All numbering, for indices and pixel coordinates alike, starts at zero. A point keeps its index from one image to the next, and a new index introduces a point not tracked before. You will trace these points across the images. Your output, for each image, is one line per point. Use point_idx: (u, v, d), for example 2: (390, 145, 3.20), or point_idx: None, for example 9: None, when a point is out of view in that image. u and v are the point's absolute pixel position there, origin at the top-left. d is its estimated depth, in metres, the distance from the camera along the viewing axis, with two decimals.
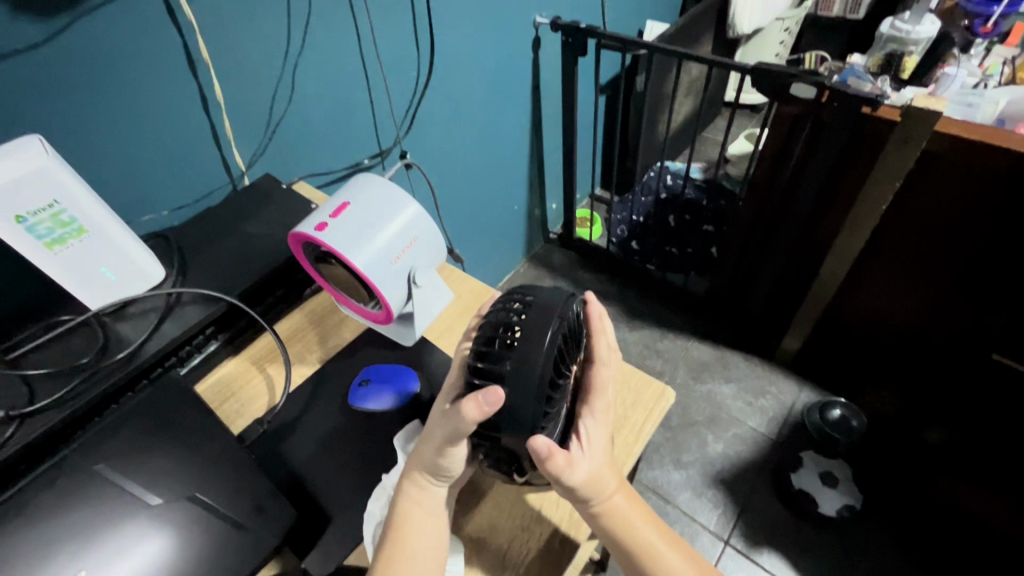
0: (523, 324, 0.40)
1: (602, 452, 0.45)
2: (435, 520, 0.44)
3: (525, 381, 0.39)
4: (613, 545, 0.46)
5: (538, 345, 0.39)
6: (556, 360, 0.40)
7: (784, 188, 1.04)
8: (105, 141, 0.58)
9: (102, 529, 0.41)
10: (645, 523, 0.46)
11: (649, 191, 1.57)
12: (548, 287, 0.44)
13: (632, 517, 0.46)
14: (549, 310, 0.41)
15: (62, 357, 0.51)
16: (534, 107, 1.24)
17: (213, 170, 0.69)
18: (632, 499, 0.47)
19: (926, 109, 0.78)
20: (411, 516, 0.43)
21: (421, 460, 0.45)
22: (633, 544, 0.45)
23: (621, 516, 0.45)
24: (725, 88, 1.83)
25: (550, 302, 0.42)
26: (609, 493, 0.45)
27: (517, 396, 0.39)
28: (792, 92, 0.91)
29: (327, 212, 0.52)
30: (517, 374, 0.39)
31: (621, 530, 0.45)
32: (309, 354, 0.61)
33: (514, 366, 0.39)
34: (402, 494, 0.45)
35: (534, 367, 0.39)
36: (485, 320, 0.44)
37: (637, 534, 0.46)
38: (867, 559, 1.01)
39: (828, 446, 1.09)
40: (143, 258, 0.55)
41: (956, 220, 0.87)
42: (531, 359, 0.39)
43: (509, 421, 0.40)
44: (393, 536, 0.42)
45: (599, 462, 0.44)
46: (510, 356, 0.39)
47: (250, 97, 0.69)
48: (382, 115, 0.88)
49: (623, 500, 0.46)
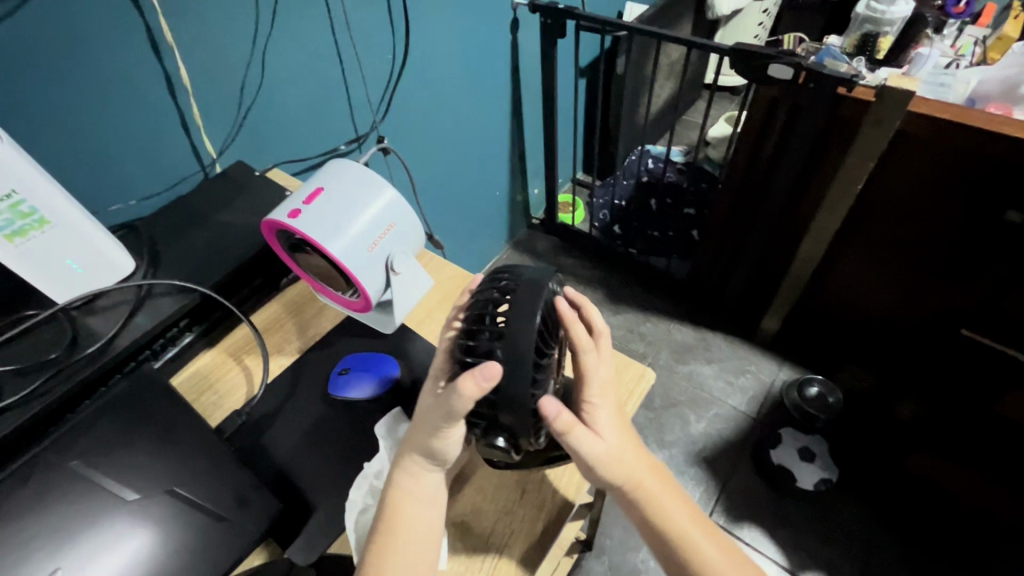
0: (512, 302, 0.40)
1: (622, 435, 0.45)
2: (424, 508, 0.43)
3: (519, 359, 0.38)
4: (648, 531, 0.46)
5: (529, 323, 0.39)
6: (542, 337, 0.40)
7: (764, 170, 1.04)
8: (65, 129, 0.56)
9: (75, 528, 0.40)
10: (680, 511, 0.46)
11: (631, 175, 1.57)
12: (531, 268, 0.44)
13: (666, 504, 0.46)
14: (536, 287, 0.41)
15: (29, 354, 0.49)
16: (514, 91, 1.23)
17: (182, 158, 0.67)
18: (668, 483, 0.47)
19: (900, 89, 0.79)
20: (408, 502, 0.43)
21: (413, 448, 0.44)
22: (670, 532, 0.45)
23: (654, 501, 0.45)
24: (704, 71, 1.84)
25: (536, 281, 0.41)
26: (639, 480, 0.45)
27: (511, 373, 0.38)
28: (769, 73, 0.90)
29: (300, 199, 0.50)
30: (510, 351, 0.38)
31: (656, 515, 0.45)
32: (288, 344, 0.60)
33: (507, 345, 0.38)
34: (397, 480, 0.44)
35: (527, 345, 0.38)
36: (473, 301, 0.43)
37: (674, 524, 0.45)
38: (844, 531, 1.04)
39: (807, 423, 1.12)
40: (112, 249, 0.54)
41: (930, 199, 0.89)
42: (523, 338, 0.38)
43: (507, 400, 0.39)
44: (384, 529, 0.42)
45: (620, 448, 0.45)
46: (502, 334, 0.39)
47: (219, 82, 0.67)
48: (358, 99, 0.87)
49: (658, 486, 0.46)
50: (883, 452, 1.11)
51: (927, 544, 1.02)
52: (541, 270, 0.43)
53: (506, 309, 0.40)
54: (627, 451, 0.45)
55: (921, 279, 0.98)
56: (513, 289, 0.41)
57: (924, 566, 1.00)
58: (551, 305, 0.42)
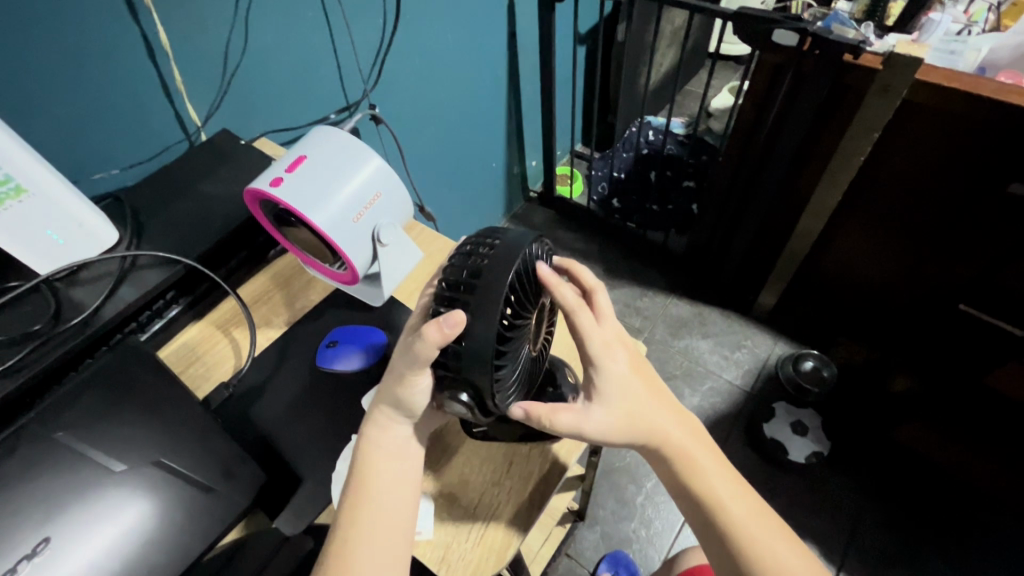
0: (490, 256, 0.40)
1: (644, 386, 0.45)
2: (396, 461, 0.43)
3: (488, 311, 0.37)
4: (676, 484, 0.46)
5: (501, 277, 0.38)
6: (517, 294, 0.40)
7: (766, 141, 1.02)
8: (40, 94, 0.54)
9: (61, 500, 0.40)
10: (710, 465, 0.46)
11: (630, 146, 1.54)
12: (517, 231, 0.43)
13: (696, 456, 0.46)
14: (516, 245, 0.40)
15: (12, 325, 0.48)
16: (511, 58, 1.18)
17: (165, 125, 0.65)
18: (690, 431, 0.47)
19: (909, 55, 0.76)
20: (379, 454, 0.43)
21: (384, 398, 0.43)
22: (698, 488, 0.45)
23: (684, 454, 0.46)
24: (708, 38, 1.78)
25: (517, 241, 0.41)
26: (667, 434, 0.45)
27: (478, 324, 0.38)
28: (772, 39, 0.87)
29: (283, 167, 0.49)
30: (480, 303, 0.38)
31: (685, 467, 0.46)
32: (276, 317, 0.59)
33: (478, 297, 0.38)
34: (367, 431, 0.44)
35: (496, 297, 0.38)
36: (454, 258, 0.42)
37: (703, 478, 0.46)
38: (834, 502, 1.05)
39: (799, 396, 1.12)
40: (93, 219, 0.52)
41: (932, 171, 0.87)
42: (494, 290, 0.38)
43: (470, 349, 0.38)
44: (357, 483, 0.42)
45: (641, 402, 0.45)
46: (475, 285, 0.39)
47: (201, 46, 0.65)
48: (347, 66, 0.84)
49: (681, 436, 0.46)
50: (875, 425, 1.12)
51: (916, 515, 1.04)
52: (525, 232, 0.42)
53: (482, 261, 0.40)
54: (651, 404, 0.45)
55: (921, 253, 0.97)
56: (495, 245, 0.41)
57: (911, 536, 1.01)
58: (531, 265, 0.41)
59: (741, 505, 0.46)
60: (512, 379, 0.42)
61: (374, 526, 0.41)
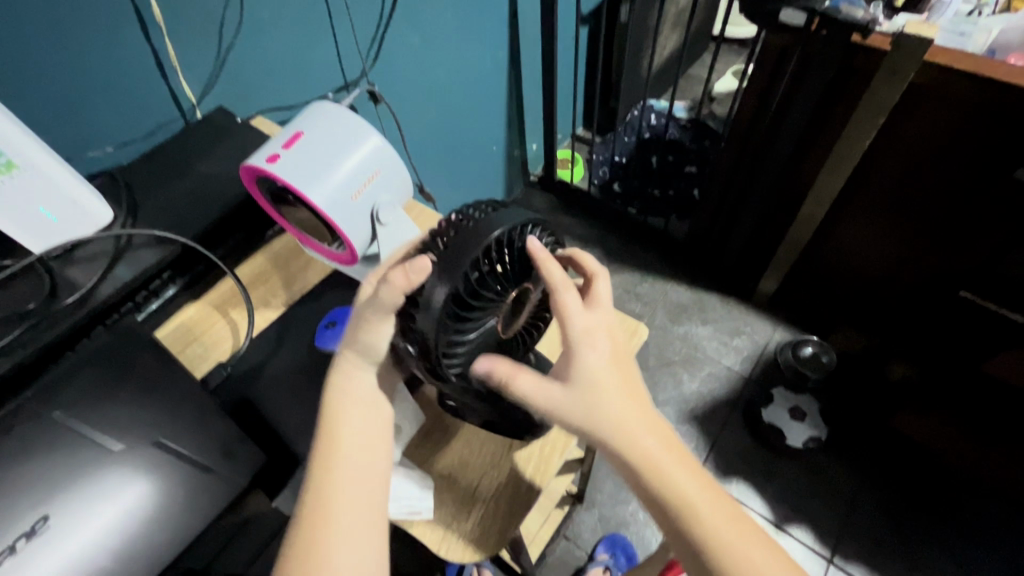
0: (474, 219, 0.39)
1: (617, 377, 0.41)
2: (363, 410, 0.42)
3: (452, 267, 0.36)
4: (642, 492, 0.39)
5: (476, 239, 0.37)
6: (491, 261, 0.39)
7: (770, 124, 1.01)
8: (31, 68, 0.52)
9: (59, 480, 0.40)
10: (685, 472, 0.39)
11: (631, 130, 1.50)
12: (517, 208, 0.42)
13: (667, 461, 0.39)
14: (505, 217, 0.39)
15: (6, 305, 0.48)
16: (513, 38, 1.16)
17: (160, 103, 0.64)
18: (665, 432, 0.40)
19: (918, 36, 0.74)
20: (345, 403, 0.42)
21: (348, 345, 0.42)
22: (666, 497, 0.38)
23: (649, 455, 0.39)
24: (712, 21, 1.75)
25: (510, 214, 0.40)
26: (628, 430, 0.39)
27: (440, 278, 0.36)
28: (781, 19, 0.85)
29: (280, 143, 0.48)
30: (448, 258, 0.37)
31: (651, 471, 0.39)
32: (274, 297, 0.59)
33: (449, 253, 0.37)
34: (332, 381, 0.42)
35: (465, 254, 0.37)
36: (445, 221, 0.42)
37: (672, 485, 0.38)
38: (830, 486, 1.06)
39: (799, 382, 1.14)
40: (88, 197, 0.52)
41: (938, 156, 0.86)
42: (464, 249, 0.37)
43: (425, 302, 0.37)
44: (324, 434, 0.41)
45: (604, 391, 0.40)
46: (450, 243, 0.38)
47: (196, 21, 0.63)
48: (345, 43, 0.82)
49: (652, 435, 0.40)
50: (873, 410, 1.12)
51: (911, 499, 1.04)
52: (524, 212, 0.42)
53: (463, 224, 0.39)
54: (618, 396, 0.40)
55: (924, 239, 0.96)
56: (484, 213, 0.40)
57: (906, 521, 1.02)
58: (518, 238, 0.40)
59: (724, 524, 0.38)
60: (465, 347, 0.40)
61: (342, 477, 0.39)
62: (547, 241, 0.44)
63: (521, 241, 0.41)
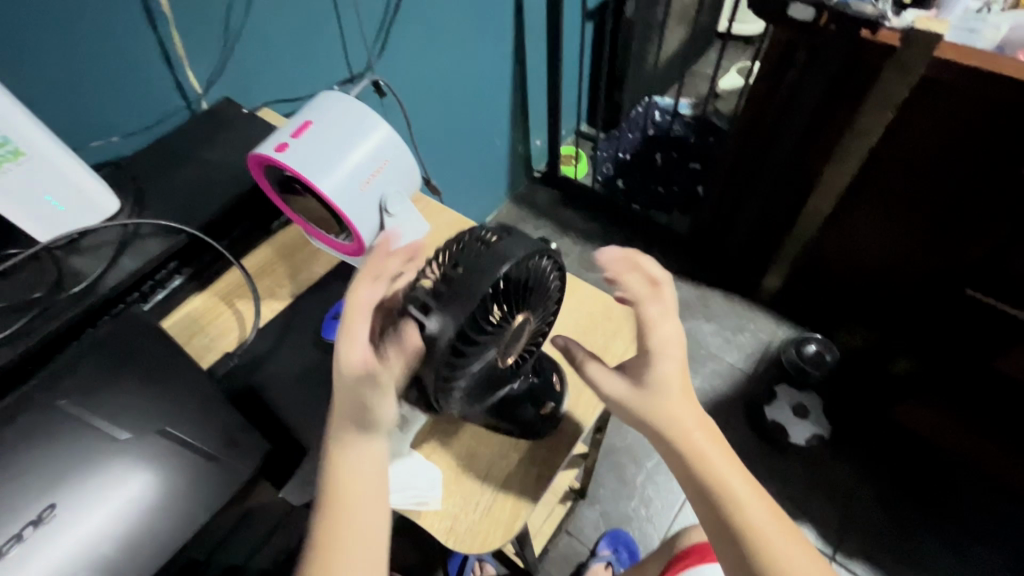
0: (476, 256, 0.35)
1: (682, 389, 0.43)
2: (366, 484, 0.41)
3: (451, 317, 0.34)
4: (693, 489, 0.43)
5: (476, 284, 0.34)
6: (492, 298, 0.36)
7: (777, 120, 1.00)
8: (36, 55, 0.52)
9: (64, 469, 0.40)
10: (734, 475, 0.43)
11: (636, 127, 1.53)
12: (524, 236, 0.38)
13: (717, 461, 0.42)
14: (507, 249, 0.36)
15: (12, 294, 0.48)
16: (519, 32, 1.16)
17: (165, 92, 0.64)
18: (716, 437, 0.43)
19: (928, 30, 0.74)
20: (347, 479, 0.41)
21: (345, 417, 0.41)
22: (719, 492, 0.42)
23: (698, 454, 0.42)
24: (718, 17, 1.74)
25: (514, 248, 0.36)
26: (691, 436, 0.42)
27: (438, 329, 0.34)
28: (789, 13, 0.84)
29: (289, 133, 0.48)
30: (446, 306, 0.34)
31: (705, 471, 0.42)
32: (280, 289, 0.58)
33: (447, 300, 0.34)
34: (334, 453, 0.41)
35: (464, 302, 0.34)
36: (448, 245, 0.39)
37: (725, 484, 0.42)
38: (832, 482, 1.06)
39: (800, 378, 1.12)
40: (94, 186, 0.51)
41: (946, 153, 0.86)
42: (463, 295, 0.34)
43: (422, 343, 0.35)
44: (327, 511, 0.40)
45: (672, 400, 0.42)
46: (451, 280, 0.35)
47: (202, 10, 0.62)
48: (351, 35, 0.82)
49: (704, 438, 0.43)
50: (875, 407, 1.13)
51: (913, 496, 1.04)
52: (533, 239, 0.38)
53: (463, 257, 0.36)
54: (686, 405, 0.43)
55: (929, 236, 0.96)
56: (489, 244, 0.37)
57: (908, 517, 1.02)
58: (523, 271, 0.37)
59: (772, 526, 0.41)
60: (468, 384, 0.39)
61: (347, 556, 0.40)
62: (552, 267, 0.40)
63: (526, 273, 0.37)
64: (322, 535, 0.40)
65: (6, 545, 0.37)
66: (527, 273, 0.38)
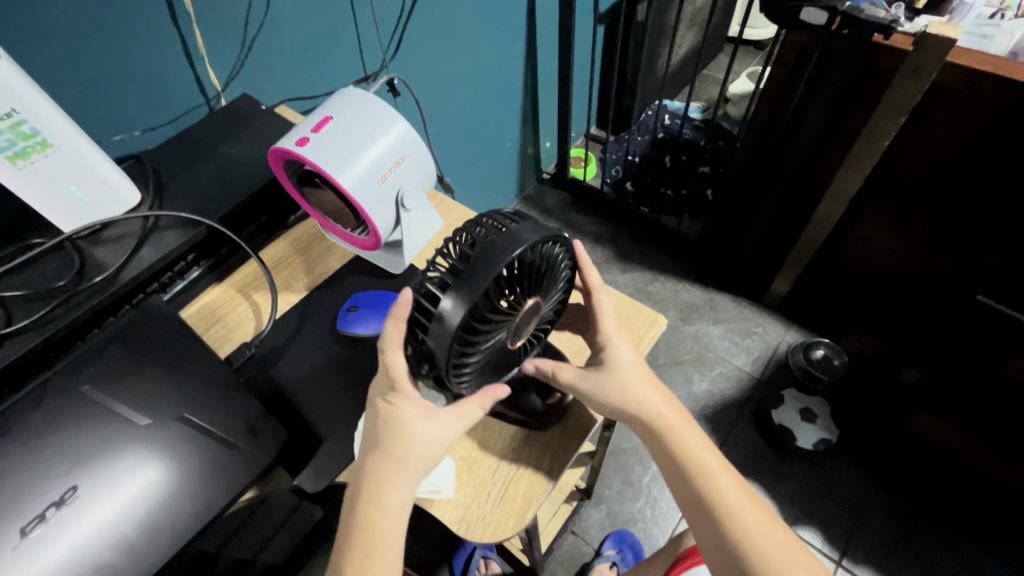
0: (491, 240, 0.36)
1: (644, 372, 0.48)
2: (394, 524, 0.41)
3: (467, 297, 0.35)
4: (664, 460, 0.47)
5: (491, 266, 0.35)
6: (505, 281, 0.37)
7: (788, 124, 1.00)
8: (64, 51, 0.53)
9: (84, 454, 0.40)
10: (700, 444, 0.47)
11: (645, 130, 1.50)
12: (537, 221, 0.39)
13: (683, 434, 0.47)
14: (522, 233, 0.37)
15: (36, 282, 0.49)
16: (531, 34, 1.16)
17: (186, 89, 0.65)
18: (680, 413, 0.48)
19: (941, 35, 0.74)
20: (380, 521, 0.40)
21: (380, 462, 0.41)
22: (685, 461, 0.46)
23: (669, 428, 0.47)
24: (729, 22, 1.75)
25: (527, 232, 0.37)
26: (653, 415, 0.47)
27: (453, 309, 0.35)
28: (802, 18, 0.83)
29: (309, 127, 0.49)
30: (460, 286, 0.35)
31: (673, 443, 0.47)
32: (296, 282, 0.59)
33: (461, 280, 0.35)
34: (367, 497, 0.40)
35: (479, 283, 0.35)
36: (462, 230, 0.40)
37: (688, 451, 0.46)
38: (840, 489, 1.06)
39: (809, 383, 1.11)
40: (118, 179, 0.53)
41: (958, 159, 0.86)
42: (477, 275, 0.35)
43: (436, 323, 0.35)
44: (361, 551, 0.40)
45: (634, 381, 0.47)
46: (466, 263, 0.36)
47: (223, 9, 0.64)
48: (367, 35, 0.83)
49: (672, 415, 0.48)
50: (884, 413, 1.12)
51: (922, 503, 1.04)
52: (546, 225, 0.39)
53: (480, 240, 0.37)
54: (647, 386, 0.48)
55: (942, 241, 0.96)
56: (505, 228, 0.38)
57: (917, 525, 1.02)
58: (535, 255, 0.38)
59: (737, 494, 0.45)
60: (473, 363, 0.40)
61: None
62: (562, 254, 0.41)
63: (539, 258, 0.39)
64: (352, 546, 0.40)
65: (29, 525, 0.37)
66: (539, 257, 0.39)
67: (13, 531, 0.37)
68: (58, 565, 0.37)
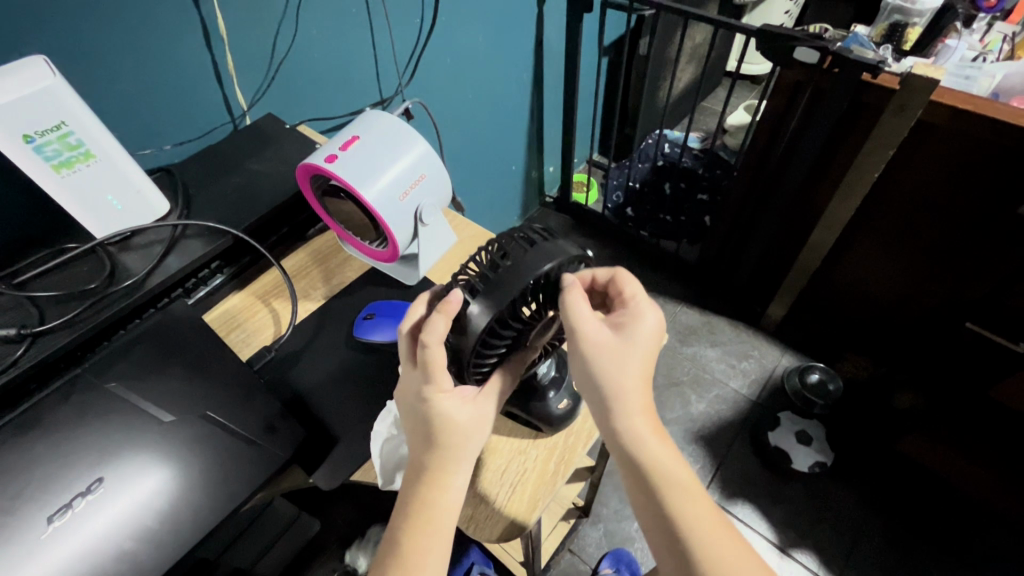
0: (521, 253, 0.40)
1: (644, 361, 0.44)
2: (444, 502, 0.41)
3: (499, 301, 0.38)
4: (628, 470, 0.43)
5: (521, 276, 0.38)
6: (532, 292, 0.40)
7: (783, 155, 1.05)
8: (104, 71, 0.57)
9: (108, 446, 0.42)
10: (674, 460, 0.43)
11: (647, 158, 1.59)
12: (565, 241, 0.42)
13: (655, 447, 0.43)
14: (551, 250, 0.40)
15: (69, 284, 0.51)
16: (538, 64, 1.22)
17: (215, 107, 0.69)
18: (654, 423, 0.44)
19: (925, 77, 0.78)
20: (431, 500, 0.40)
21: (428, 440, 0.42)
22: (652, 474, 0.42)
23: (638, 437, 0.43)
24: (727, 58, 1.83)
25: (553, 250, 0.40)
26: (638, 410, 0.43)
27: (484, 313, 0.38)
28: (794, 56, 0.90)
29: (337, 146, 0.52)
30: (492, 293, 0.38)
31: (639, 452, 0.43)
32: (314, 290, 0.62)
33: (495, 285, 0.38)
34: (421, 479, 0.41)
35: (512, 289, 0.38)
36: (493, 240, 0.43)
37: (657, 466, 0.42)
38: (835, 513, 1.06)
39: (805, 408, 1.15)
40: (149, 189, 0.56)
41: (944, 192, 0.90)
42: (510, 282, 0.38)
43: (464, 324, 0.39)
44: (410, 527, 0.40)
45: (628, 369, 0.43)
46: (498, 271, 0.39)
47: (252, 36, 0.68)
48: (385, 62, 0.87)
49: (642, 421, 0.43)
50: (877, 437, 1.14)
51: (918, 529, 1.04)
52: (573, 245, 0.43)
53: (510, 252, 0.40)
54: (638, 377, 0.44)
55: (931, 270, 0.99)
56: (533, 242, 0.41)
57: (912, 549, 1.02)
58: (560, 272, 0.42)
59: (704, 520, 0.40)
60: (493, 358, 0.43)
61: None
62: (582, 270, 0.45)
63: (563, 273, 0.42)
64: (405, 527, 0.40)
65: (56, 513, 0.39)
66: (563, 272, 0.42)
67: (39, 518, 0.39)
68: (79, 554, 0.38)
